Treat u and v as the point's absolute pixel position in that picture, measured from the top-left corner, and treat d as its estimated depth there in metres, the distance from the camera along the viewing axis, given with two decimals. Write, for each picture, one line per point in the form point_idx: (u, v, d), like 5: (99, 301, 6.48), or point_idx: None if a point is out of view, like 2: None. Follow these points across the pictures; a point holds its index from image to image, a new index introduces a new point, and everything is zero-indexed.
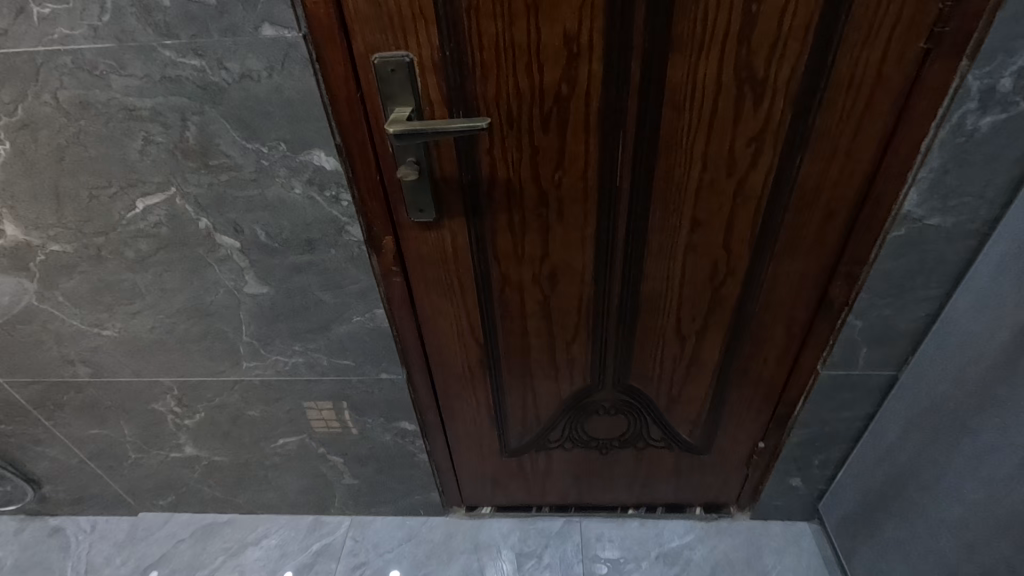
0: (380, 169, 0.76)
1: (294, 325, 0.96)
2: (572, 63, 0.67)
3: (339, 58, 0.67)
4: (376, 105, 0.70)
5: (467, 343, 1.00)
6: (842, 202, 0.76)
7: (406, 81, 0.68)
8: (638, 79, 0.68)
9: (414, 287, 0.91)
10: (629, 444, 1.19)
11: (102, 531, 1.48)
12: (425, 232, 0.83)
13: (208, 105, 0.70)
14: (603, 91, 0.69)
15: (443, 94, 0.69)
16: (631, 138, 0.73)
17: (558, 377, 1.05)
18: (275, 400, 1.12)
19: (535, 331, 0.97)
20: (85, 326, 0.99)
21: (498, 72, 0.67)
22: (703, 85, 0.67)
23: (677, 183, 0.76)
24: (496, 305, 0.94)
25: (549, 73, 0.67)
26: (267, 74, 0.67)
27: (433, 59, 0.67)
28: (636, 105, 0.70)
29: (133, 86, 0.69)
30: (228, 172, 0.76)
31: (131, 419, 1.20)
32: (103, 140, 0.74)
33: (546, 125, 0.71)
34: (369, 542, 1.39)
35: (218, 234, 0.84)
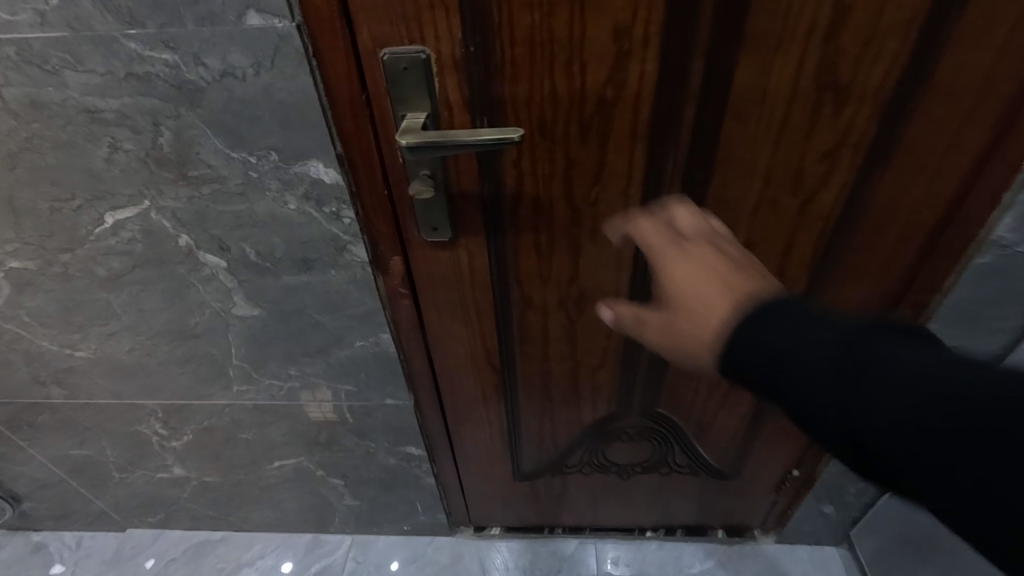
0: (388, 182, 0.65)
1: (290, 349, 0.86)
2: (621, 62, 0.56)
3: (340, 53, 0.56)
4: (384, 109, 0.59)
5: (481, 368, 0.90)
6: (922, 226, 0.67)
7: (420, 81, 0.57)
8: (698, 82, 0.57)
9: (424, 310, 0.81)
10: (652, 469, 1.11)
11: (88, 548, 1.40)
12: (438, 251, 0.73)
13: (184, 107, 0.59)
14: (656, 96, 0.58)
15: (464, 97, 0.58)
16: (683, 151, 0.62)
17: (580, 403, 0.95)
18: (270, 424, 1.03)
19: (558, 357, 0.87)
20: (55, 347, 0.89)
21: (531, 72, 0.56)
22: (776, 89, 0.57)
23: (733, 202, 0.66)
24: (515, 330, 0.84)
25: (592, 73, 0.56)
26: (254, 72, 0.56)
27: (454, 55, 0.56)
28: (693, 112, 0.59)
29: (93, 84, 0.58)
30: (210, 183, 0.65)
31: (113, 440, 1.10)
32: (61, 146, 0.63)
33: (584, 133, 0.61)
34: (371, 563, 1.31)
35: (201, 252, 0.73)
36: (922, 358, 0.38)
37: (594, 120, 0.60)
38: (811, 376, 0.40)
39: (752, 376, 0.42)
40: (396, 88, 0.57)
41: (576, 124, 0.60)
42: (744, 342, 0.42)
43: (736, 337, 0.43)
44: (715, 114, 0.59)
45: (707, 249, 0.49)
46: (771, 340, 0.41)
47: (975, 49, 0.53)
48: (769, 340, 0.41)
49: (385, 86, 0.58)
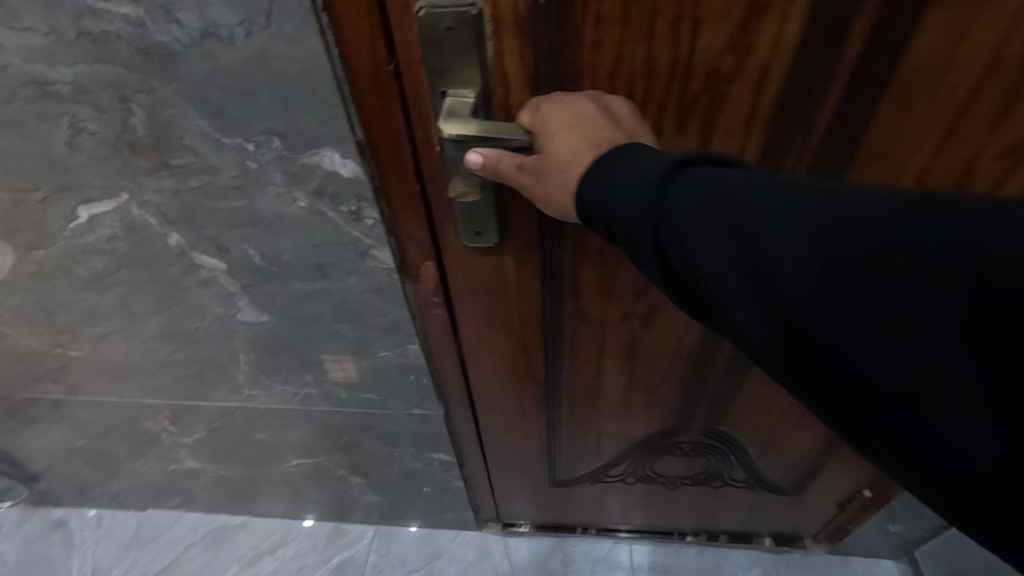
0: (421, 176, 0.51)
1: (305, 357, 0.75)
2: (752, 21, 0.41)
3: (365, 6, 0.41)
4: (418, 82, 0.45)
5: (522, 382, 0.78)
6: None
7: (469, 45, 0.42)
8: (857, 52, 0.43)
9: (459, 322, 0.68)
10: (703, 481, 1.01)
11: (107, 528, 1.37)
12: (480, 258, 0.59)
13: (155, 79, 0.45)
14: (792, 70, 0.44)
15: (527, 68, 0.44)
16: (816, 142, 0.48)
17: (632, 419, 0.84)
18: (286, 426, 0.94)
19: (612, 373, 0.75)
20: (45, 346, 0.79)
21: (624, 34, 0.42)
22: (965, 58, 0.42)
23: None
24: (565, 344, 0.71)
25: (707, 37, 0.42)
26: (245, 33, 0.41)
27: (516, 10, 0.41)
28: (838, 92, 0.45)
29: (36, 47, 0.44)
30: (199, 175, 0.52)
31: (122, 434, 1.03)
32: (11, 126, 0.50)
33: (684, 123, 0.47)
34: (395, 558, 1.25)
35: (195, 253, 0.61)
36: (744, 182, 0.35)
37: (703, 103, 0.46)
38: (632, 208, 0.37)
39: (595, 213, 0.40)
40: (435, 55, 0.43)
41: (674, 107, 0.46)
42: (600, 190, 0.39)
43: (591, 184, 0.40)
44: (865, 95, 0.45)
45: (591, 105, 0.43)
46: (609, 181, 0.39)
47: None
48: (609, 178, 0.39)
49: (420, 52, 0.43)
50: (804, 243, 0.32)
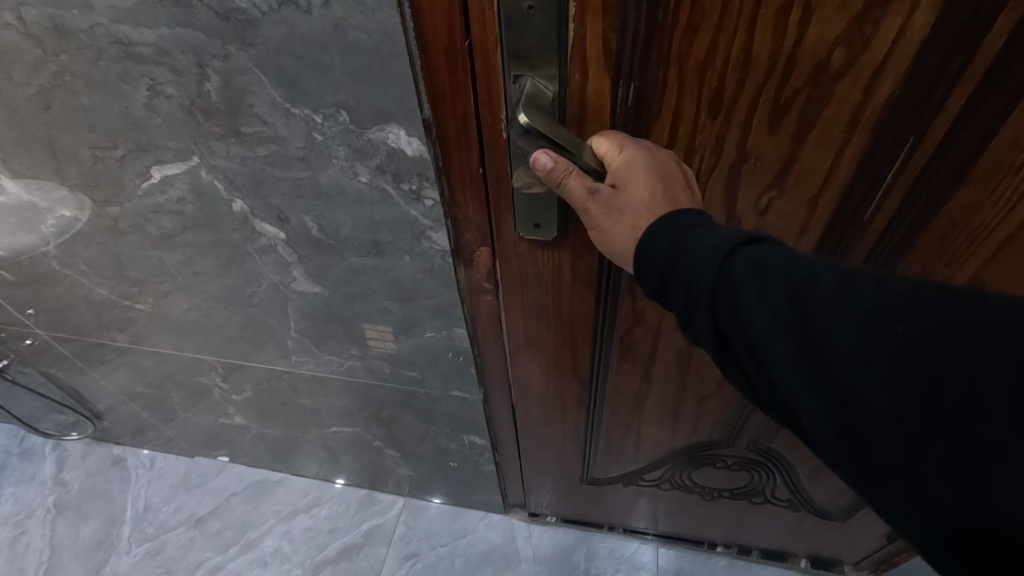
0: (484, 160, 0.49)
1: (353, 330, 0.76)
2: (872, 10, 0.38)
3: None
4: (490, 61, 0.43)
5: (565, 379, 0.76)
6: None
7: (550, 27, 0.40)
8: (994, 52, 0.39)
9: (506, 313, 0.67)
10: (743, 496, 0.97)
11: (160, 469, 1.45)
12: (533, 250, 0.57)
13: (232, 44, 0.44)
14: (911, 68, 0.40)
15: (609, 52, 0.42)
16: (928, 149, 0.45)
17: (676, 427, 0.81)
18: (329, 394, 0.96)
19: (659, 380, 0.73)
20: (115, 297, 0.83)
21: (722, 20, 0.40)
22: None
23: (976, 226, 0.49)
24: (615, 345, 0.69)
25: (817, 26, 0.39)
26: (322, 1, 0.40)
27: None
28: (963, 97, 0.41)
29: (123, 7, 0.44)
30: (267, 144, 0.52)
31: (178, 385, 1.08)
32: (96, 85, 0.51)
33: (776, 120, 0.45)
34: (422, 530, 1.28)
35: (257, 219, 0.61)
36: (804, 262, 0.37)
37: (801, 99, 0.43)
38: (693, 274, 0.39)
39: (653, 263, 0.42)
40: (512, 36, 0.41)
41: (769, 102, 0.44)
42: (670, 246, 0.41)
43: (662, 236, 0.41)
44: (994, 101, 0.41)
45: (667, 160, 0.45)
46: (675, 237, 0.41)
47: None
48: (676, 233, 0.41)
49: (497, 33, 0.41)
50: (856, 324, 0.35)
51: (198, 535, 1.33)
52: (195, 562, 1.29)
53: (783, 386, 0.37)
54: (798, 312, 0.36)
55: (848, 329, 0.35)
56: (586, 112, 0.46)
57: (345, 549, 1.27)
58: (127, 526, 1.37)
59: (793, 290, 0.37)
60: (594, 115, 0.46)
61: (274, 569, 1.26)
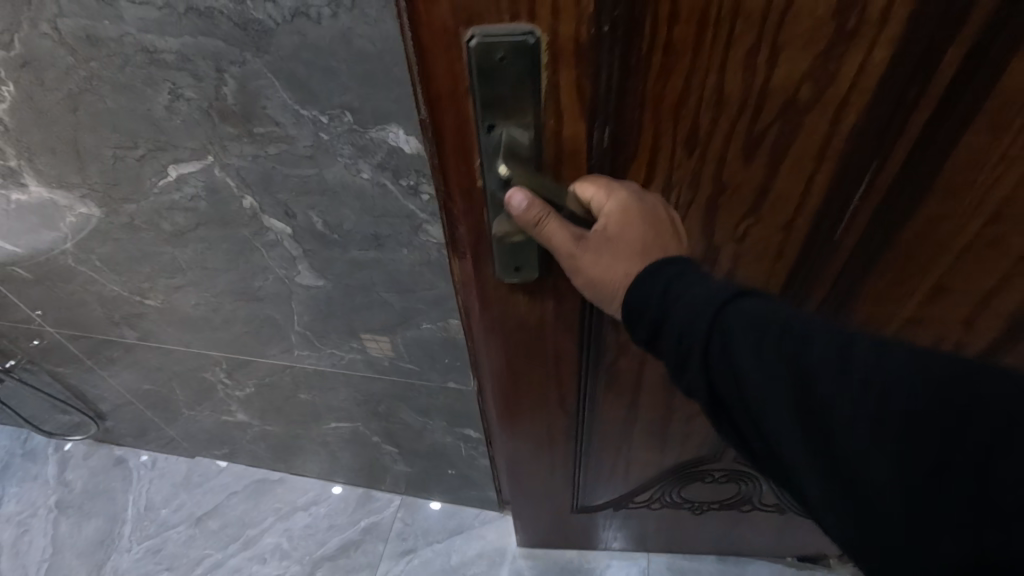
0: (461, 203, 0.52)
1: (353, 323, 0.80)
2: (835, 49, 0.41)
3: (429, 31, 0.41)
4: (464, 108, 0.45)
5: (553, 412, 0.79)
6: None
7: (523, 74, 0.42)
8: (948, 79, 0.43)
9: (492, 351, 0.69)
10: (732, 508, 1.02)
11: (161, 469, 1.48)
12: (513, 291, 0.59)
13: (249, 51, 0.49)
14: (871, 100, 0.44)
15: (584, 95, 0.44)
16: (890, 170, 0.49)
17: (665, 448, 0.86)
18: (329, 388, 1.00)
19: (646, 406, 0.78)
20: (126, 293, 0.88)
21: (694, 63, 0.42)
22: None
23: (937, 237, 0.53)
24: (599, 375, 0.73)
25: (786, 63, 0.42)
26: (331, 13, 0.45)
27: (577, 39, 0.41)
28: (921, 121, 0.45)
29: (151, 18, 0.49)
30: (277, 143, 0.57)
31: (182, 382, 1.11)
32: (121, 89, 0.56)
33: (751, 151, 0.48)
34: (418, 527, 1.31)
35: (265, 215, 0.66)
36: (791, 315, 0.42)
37: (775, 132, 0.46)
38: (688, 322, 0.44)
39: (645, 313, 0.46)
40: (486, 82, 0.42)
41: (743, 137, 0.47)
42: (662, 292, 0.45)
43: (650, 284, 0.46)
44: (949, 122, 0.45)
45: (654, 203, 0.48)
46: (668, 292, 0.45)
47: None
48: (669, 287, 0.45)
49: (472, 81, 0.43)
50: (841, 371, 0.39)
51: (198, 533, 1.36)
52: (195, 559, 1.32)
53: (774, 431, 0.42)
54: (797, 375, 0.41)
55: (834, 378, 0.39)
56: (562, 154, 0.47)
57: (343, 545, 1.30)
58: (128, 525, 1.40)
59: (792, 355, 0.41)
60: (571, 158, 0.47)
61: (273, 566, 1.29)
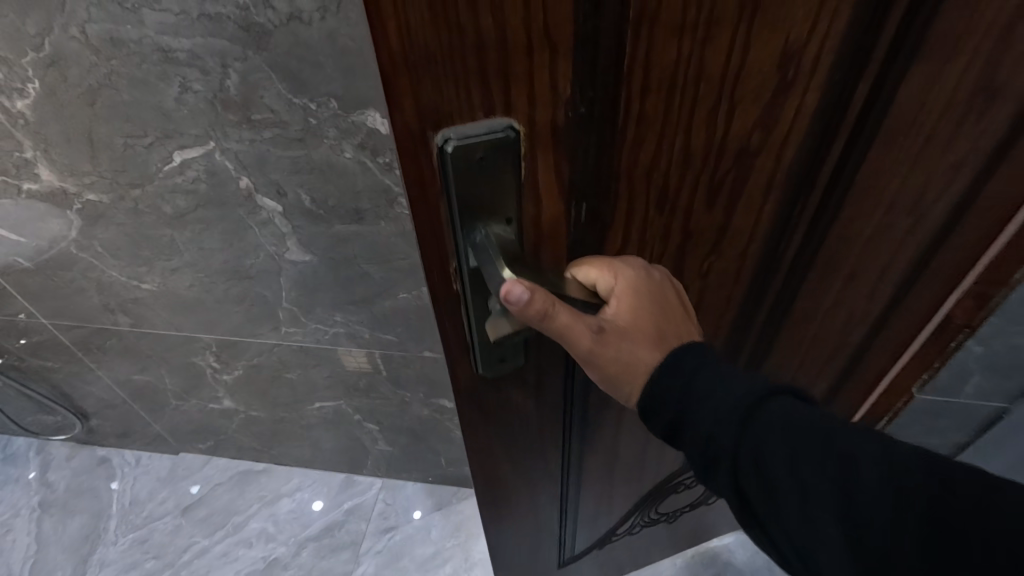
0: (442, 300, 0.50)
1: (336, 296, 0.90)
2: (778, 98, 0.44)
3: (402, 139, 0.38)
4: (436, 207, 0.43)
5: (544, 471, 0.82)
6: (1012, 235, 0.64)
7: (503, 166, 0.41)
8: (859, 107, 0.48)
9: (482, 433, 0.68)
10: (699, 505, 1.17)
11: (145, 466, 1.52)
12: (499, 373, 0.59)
13: (251, 49, 0.60)
14: (803, 137, 0.49)
15: (562, 177, 0.44)
16: (818, 192, 0.55)
17: (640, 476, 0.96)
18: (313, 366, 1.08)
19: (626, 442, 0.86)
20: (124, 278, 0.95)
21: (662, 130, 0.44)
22: (929, 107, 0.49)
23: (853, 235, 0.60)
24: (584, 424, 0.77)
25: (740, 114, 0.44)
26: (320, 17, 0.57)
27: (554, 124, 0.40)
28: (840, 146, 0.51)
29: (168, 23, 0.60)
30: (272, 128, 0.67)
31: (172, 369, 1.18)
32: (137, 84, 0.66)
33: (713, 197, 0.51)
34: (399, 507, 1.39)
35: (259, 195, 0.76)
36: (834, 428, 0.43)
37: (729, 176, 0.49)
38: (717, 419, 0.46)
39: (664, 406, 0.48)
40: (468, 178, 0.41)
41: (706, 187, 0.50)
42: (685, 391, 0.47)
43: (670, 380, 0.48)
44: (858, 145, 0.52)
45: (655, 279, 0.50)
46: (689, 389, 0.47)
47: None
48: (686, 385, 0.47)
49: (450, 182, 0.41)
50: (887, 492, 0.40)
51: (184, 522, 1.41)
52: (182, 547, 1.37)
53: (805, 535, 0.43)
54: (840, 492, 0.41)
55: (878, 495, 0.40)
56: (542, 236, 0.47)
57: (327, 526, 1.37)
58: (113, 520, 1.43)
59: (835, 473, 0.41)
60: (551, 236, 0.48)
61: (259, 549, 1.35)
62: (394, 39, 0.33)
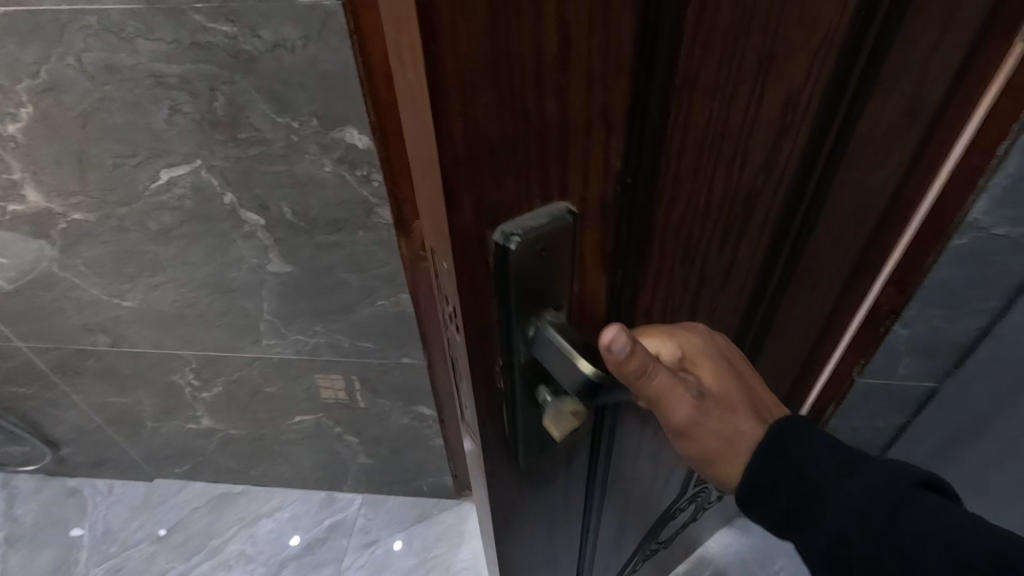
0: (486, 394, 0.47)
1: (317, 305, 0.94)
2: (781, 142, 0.47)
3: (460, 238, 0.37)
4: (487, 300, 0.41)
5: (565, 543, 0.76)
6: (919, 224, 0.75)
7: (559, 251, 0.41)
8: (836, 141, 0.52)
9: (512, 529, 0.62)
10: (693, 517, 1.18)
11: (119, 495, 1.49)
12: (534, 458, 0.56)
13: (238, 74, 0.66)
14: (797, 174, 0.52)
15: (603, 248, 0.44)
16: (803, 222, 0.58)
17: (646, 515, 0.93)
18: (293, 378, 1.11)
19: (637, 492, 0.83)
20: (105, 296, 0.98)
21: (691, 186, 0.45)
22: (878, 131, 0.54)
23: (822, 251, 0.65)
24: (603, 491, 0.73)
25: (752, 162, 0.47)
26: (302, 45, 0.63)
27: (602, 200, 0.41)
28: (822, 178, 0.55)
29: (161, 51, 0.65)
30: (257, 146, 0.73)
31: (150, 389, 1.19)
32: (128, 107, 0.71)
33: (726, 240, 0.52)
34: (381, 520, 1.40)
35: (243, 209, 0.81)
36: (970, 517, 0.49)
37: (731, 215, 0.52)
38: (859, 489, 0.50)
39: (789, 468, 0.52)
40: (528, 267, 0.40)
41: (722, 233, 0.51)
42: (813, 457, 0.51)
43: (794, 444, 0.52)
44: (835, 176, 0.56)
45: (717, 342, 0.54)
46: (825, 455, 0.51)
47: (991, 59, 0.58)
48: (820, 450, 0.52)
49: (508, 278, 0.40)
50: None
51: (160, 549, 1.39)
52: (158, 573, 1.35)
53: None
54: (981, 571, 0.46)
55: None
56: (584, 309, 0.47)
57: (308, 544, 1.37)
58: (85, 551, 1.40)
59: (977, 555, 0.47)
60: (591, 308, 0.47)
61: (239, 570, 1.34)
62: (458, 134, 0.32)
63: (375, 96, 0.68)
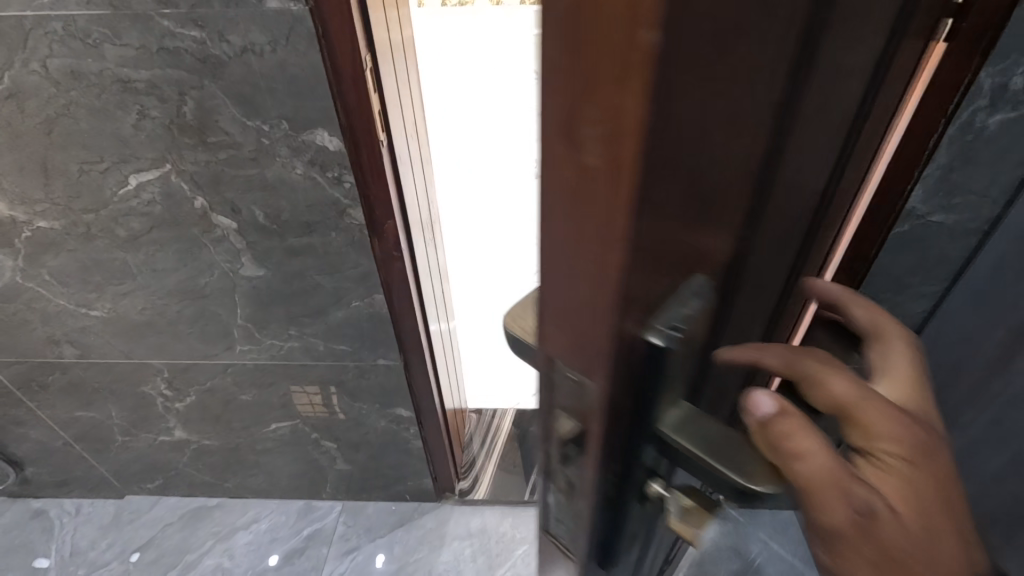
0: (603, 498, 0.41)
1: (290, 309, 0.95)
2: (819, 163, 0.48)
3: (631, 345, 0.31)
4: (627, 404, 0.36)
5: None
6: (864, 213, 0.80)
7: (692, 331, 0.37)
8: (850, 155, 0.54)
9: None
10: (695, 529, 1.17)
11: (87, 514, 1.45)
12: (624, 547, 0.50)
13: (207, 78, 0.67)
14: (824, 191, 0.53)
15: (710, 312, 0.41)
16: (816, 235, 0.60)
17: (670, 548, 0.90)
18: (268, 384, 1.11)
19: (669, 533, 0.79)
20: (72, 306, 0.96)
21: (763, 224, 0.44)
22: (868, 136, 0.57)
23: (818, 256, 0.67)
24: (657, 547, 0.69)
25: (802, 188, 0.47)
26: (271, 49, 0.65)
27: (713, 261, 0.38)
28: (837, 191, 0.56)
29: (128, 57, 0.66)
30: (227, 149, 0.74)
31: (119, 401, 1.17)
32: (95, 113, 0.71)
33: (771, 267, 0.52)
34: (361, 527, 1.39)
35: (213, 213, 0.81)
36: None
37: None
38: None
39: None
40: (673, 359, 0.35)
41: (770, 262, 0.51)
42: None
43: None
44: (842, 186, 0.58)
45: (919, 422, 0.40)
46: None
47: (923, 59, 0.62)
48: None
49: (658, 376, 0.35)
50: None
51: (132, 568, 1.35)
52: None
53: None
54: None
55: None
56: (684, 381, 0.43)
57: (286, 554, 1.35)
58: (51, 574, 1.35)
59: None
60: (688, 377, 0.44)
61: None
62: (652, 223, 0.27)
63: (345, 100, 0.69)
